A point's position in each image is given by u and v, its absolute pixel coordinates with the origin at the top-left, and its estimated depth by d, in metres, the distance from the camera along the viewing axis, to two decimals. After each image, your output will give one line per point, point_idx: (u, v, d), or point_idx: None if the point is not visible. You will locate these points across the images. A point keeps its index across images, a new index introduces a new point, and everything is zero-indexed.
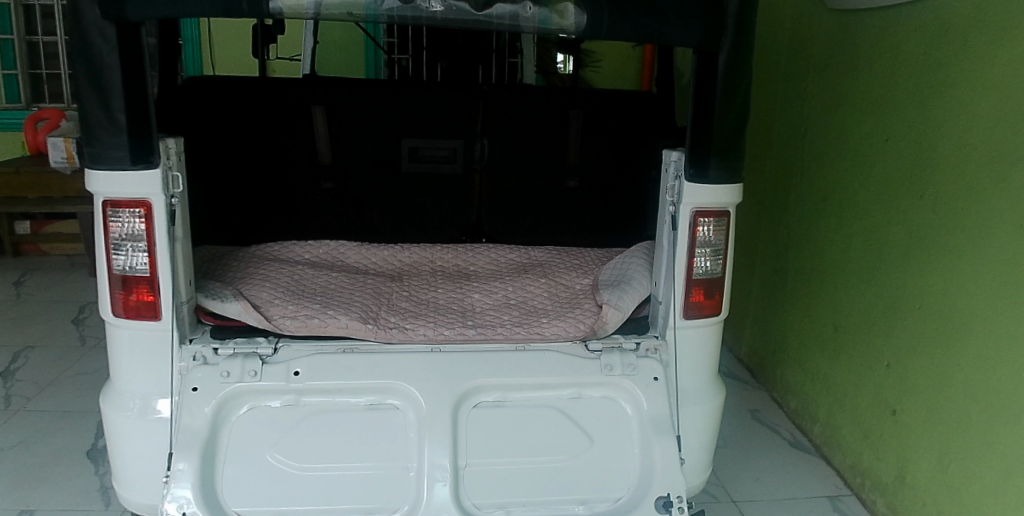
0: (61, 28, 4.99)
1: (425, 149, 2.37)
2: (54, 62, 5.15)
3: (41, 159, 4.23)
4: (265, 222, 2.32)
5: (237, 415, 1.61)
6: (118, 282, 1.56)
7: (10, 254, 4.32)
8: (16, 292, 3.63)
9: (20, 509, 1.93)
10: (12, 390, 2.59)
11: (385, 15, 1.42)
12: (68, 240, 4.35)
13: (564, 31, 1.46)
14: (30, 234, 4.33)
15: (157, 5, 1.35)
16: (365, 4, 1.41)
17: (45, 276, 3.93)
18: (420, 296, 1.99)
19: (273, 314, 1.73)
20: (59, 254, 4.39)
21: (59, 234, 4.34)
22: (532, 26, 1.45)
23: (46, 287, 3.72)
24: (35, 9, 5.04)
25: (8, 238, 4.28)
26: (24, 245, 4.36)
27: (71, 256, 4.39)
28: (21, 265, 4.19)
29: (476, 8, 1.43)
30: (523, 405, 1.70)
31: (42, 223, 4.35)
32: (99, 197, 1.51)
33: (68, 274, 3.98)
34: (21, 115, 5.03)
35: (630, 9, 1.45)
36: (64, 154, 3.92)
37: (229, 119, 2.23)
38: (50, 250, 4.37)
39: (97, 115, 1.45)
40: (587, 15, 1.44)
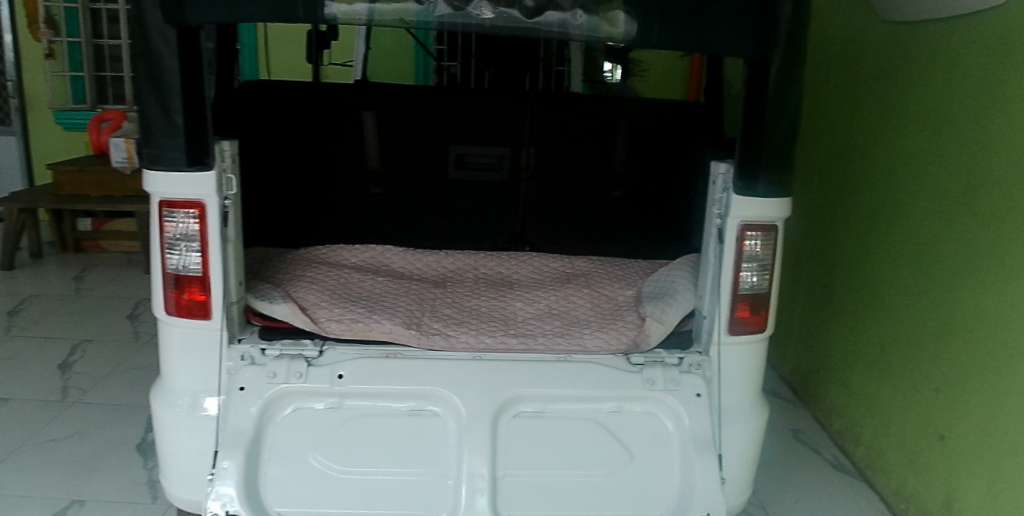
0: (126, 30, 5.12)
1: (471, 157, 2.38)
2: (117, 64, 5.26)
3: (105, 159, 4.35)
4: (312, 225, 2.30)
5: (282, 416, 1.62)
6: (171, 280, 1.58)
7: (72, 250, 4.42)
8: (75, 287, 3.74)
9: (73, 499, 1.98)
10: (68, 382, 2.65)
11: (435, 22, 1.42)
12: (126, 239, 4.41)
13: (614, 40, 1.45)
14: (90, 230, 4.45)
15: (215, 10, 1.39)
16: (417, 11, 1.42)
17: (104, 272, 4.03)
18: (463, 302, 1.98)
19: (319, 316, 1.75)
20: (118, 251, 4.47)
21: (118, 231, 4.43)
22: (581, 34, 1.45)
23: (104, 283, 3.82)
24: (101, 14, 5.16)
25: (71, 234, 4.40)
26: (85, 242, 4.45)
27: (129, 253, 4.48)
28: (82, 260, 4.30)
29: (527, 16, 1.44)
30: (563, 417, 1.69)
31: (101, 220, 4.48)
32: (156, 197, 1.54)
33: (124, 271, 4.08)
34: (85, 116, 5.18)
35: (683, 18, 1.43)
36: (124, 154, 4.04)
37: (283, 122, 2.27)
38: (109, 247, 4.46)
39: (157, 117, 1.49)
40: (638, 24, 1.43)
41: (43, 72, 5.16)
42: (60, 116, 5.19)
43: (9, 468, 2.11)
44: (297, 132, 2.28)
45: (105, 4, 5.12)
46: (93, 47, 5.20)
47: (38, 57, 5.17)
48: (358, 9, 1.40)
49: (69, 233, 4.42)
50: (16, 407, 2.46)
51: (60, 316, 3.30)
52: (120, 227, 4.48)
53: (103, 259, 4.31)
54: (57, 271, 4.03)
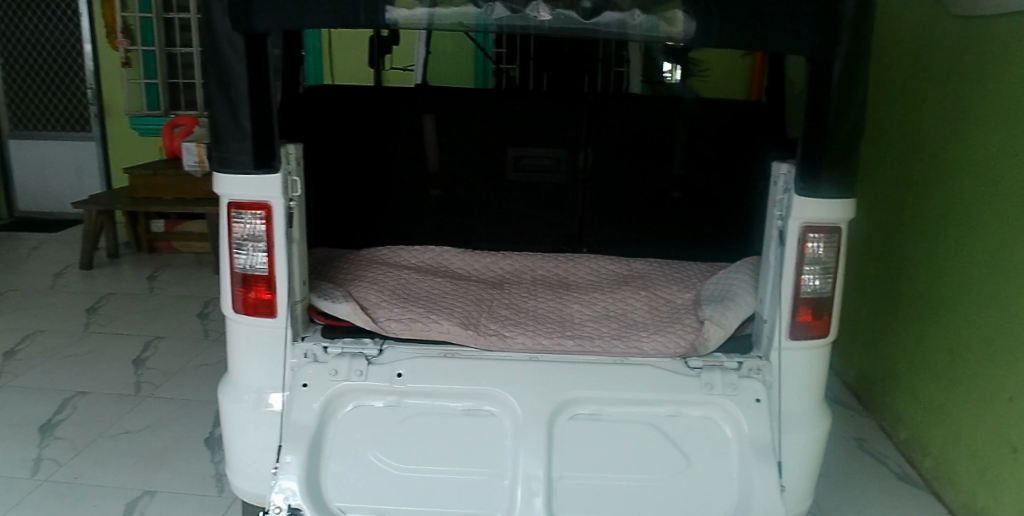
0: (197, 38, 5.29)
1: (530, 158, 2.39)
2: (189, 71, 5.43)
3: (177, 163, 4.51)
4: (372, 224, 2.35)
5: (343, 413, 1.66)
6: (239, 279, 1.63)
7: (146, 250, 4.62)
8: (148, 286, 3.89)
9: (145, 490, 2.07)
10: (142, 376, 2.77)
11: (494, 24, 1.45)
12: (197, 238, 4.58)
13: (672, 39, 1.44)
14: (164, 232, 4.62)
15: (281, 17, 1.44)
16: (476, 15, 1.44)
17: (176, 272, 4.19)
18: (519, 303, 1.99)
19: (379, 315, 1.78)
20: (190, 252, 4.62)
21: (190, 233, 4.59)
22: (640, 34, 1.44)
23: (176, 282, 3.97)
24: (174, 22, 5.34)
25: (145, 235, 4.59)
26: (158, 243, 4.64)
27: (200, 253, 4.61)
28: (155, 260, 4.47)
29: (584, 17, 1.44)
30: (619, 420, 1.68)
31: (174, 222, 4.62)
32: (224, 198, 1.60)
33: (195, 271, 4.22)
34: (158, 122, 5.38)
35: (743, 16, 1.41)
36: (195, 157, 4.16)
37: (345, 126, 2.32)
38: (181, 248, 4.63)
39: (226, 121, 1.54)
40: (697, 22, 1.41)
41: (121, 79, 5.36)
42: (137, 122, 5.40)
43: (88, 458, 2.22)
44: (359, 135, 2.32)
45: (178, 13, 5.28)
46: (166, 55, 5.37)
47: (117, 64, 5.38)
48: (418, 13, 1.43)
49: (144, 234, 4.61)
50: (94, 399, 2.58)
51: (135, 314, 3.44)
52: (192, 228, 4.62)
53: (175, 260, 4.47)
54: (132, 270, 4.20)
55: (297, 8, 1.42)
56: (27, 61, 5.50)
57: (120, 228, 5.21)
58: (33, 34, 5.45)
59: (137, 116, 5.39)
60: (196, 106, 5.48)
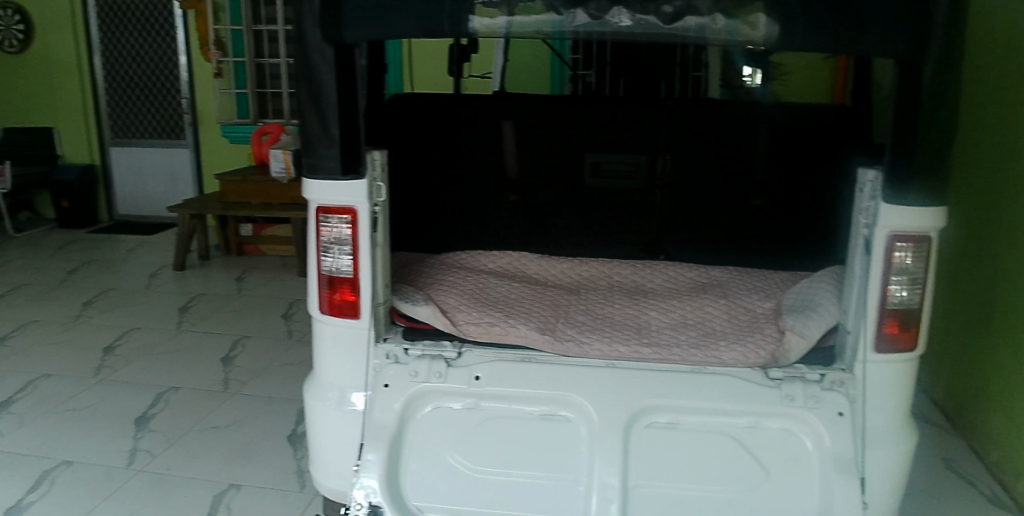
0: (284, 48, 5.45)
1: (607, 164, 2.39)
2: (276, 81, 5.59)
3: (265, 170, 4.67)
4: (450, 228, 2.38)
5: (422, 414, 1.68)
6: (325, 281, 1.68)
7: (235, 253, 4.80)
8: (235, 287, 4.06)
9: (232, 483, 2.15)
10: (231, 373, 2.88)
11: (572, 31, 1.45)
12: (282, 242, 4.75)
13: (753, 43, 1.42)
14: (252, 235, 4.79)
15: (369, 29, 1.49)
16: (554, 22, 1.45)
17: (262, 274, 4.34)
18: (596, 310, 1.97)
19: (458, 318, 1.80)
20: (276, 255, 4.79)
21: (276, 236, 4.76)
22: (721, 38, 1.42)
23: (262, 284, 4.12)
24: (263, 33, 5.52)
25: (235, 238, 4.78)
26: (246, 246, 4.82)
27: (285, 256, 4.78)
28: (242, 262, 4.65)
29: (665, 22, 1.43)
30: (697, 430, 1.65)
31: (262, 225, 4.79)
32: (313, 203, 1.65)
33: (279, 273, 4.37)
34: (247, 130, 5.59)
35: (828, 19, 1.38)
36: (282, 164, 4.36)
37: (426, 134, 2.37)
38: (268, 251, 4.80)
39: (316, 129, 1.60)
40: (780, 25, 1.39)
41: (213, 89, 5.61)
42: (227, 130, 5.62)
43: (180, 450, 2.32)
44: (440, 141, 2.36)
45: (267, 25, 5.47)
46: (255, 66, 5.56)
47: (209, 76, 5.65)
48: (499, 21, 1.46)
49: (233, 238, 4.79)
50: (186, 394, 2.70)
51: (223, 313, 3.58)
52: (278, 232, 4.79)
53: (261, 263, 4.64)
54: (221, 272, 4.39)
55: (385, 19, 1.48)
56: (126, 73, 5.81)
57: (210, 231, 5.44)
58: (132, 47, 5.76)
59: (228, 125, 5.61)
60: (282, 114, 5.65)
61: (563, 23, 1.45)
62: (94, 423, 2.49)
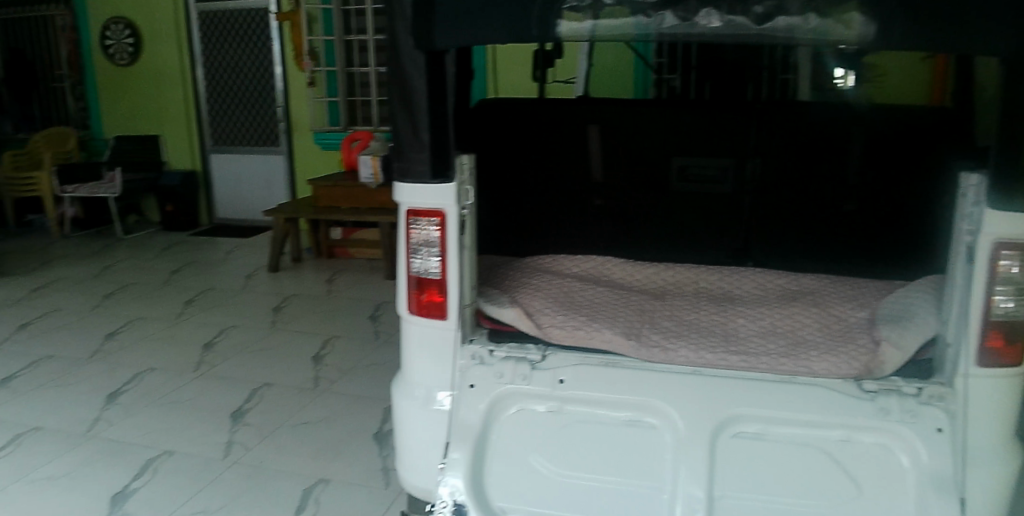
0: (373, 57, 5.59)
1: (694, 168, 2.42)
2: (365, 90, 5.74)
3: (354, 176, 4.81)
4: (535, 231, 2.38)
5: (507, 415, 1.70)
6: (414, 282, 1.73)
7: (325, 256, 4.95)
8: (326, 288, 4.20)
9: (320, 477, 2.23)
10: (321, 372, 2.98)
11: (655, 33, 1.47)
12: (369, 246, 4.88)
13: (847, 42, 1.36)
14: (341, 239, 4.96)
15: (459, 36, 1.53)
16: (637, 25, 1.47)
17: (350, 277, 4.48)
18: (682, 316, 1.94)
19: (542, 321, 1.81)
20: (363, 258, 4.93)
21: (364, 240, 4.89)
22: (810, 38, 1.39)
23: (351, 286, 4.26)
24: (353, 43, 5.67)
25: (325, 242, 4.94)
26: (336, 249, 4.97)
27: (372, 260, 4.91)
28: (331, 265, 4.80)
29: (755, 22, 1.41)
30: (786, 441, 1.59)
31: (351, 229, 4.96)
32: (403, 206, 1.70)
33: (366, 276, 4.50)
34: (336, 137, 5.77)
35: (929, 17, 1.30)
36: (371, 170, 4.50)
37: (512, 138, 2.37)
38: (355, 254, 4.93)
39: (407, 133, 1.65)
40: (877, 24, 1.33)
41: (307, 98, 5.84)
42: (319, 137, 5.81)
43: (272, 444, 2.42)
44: (527, 145, 2.37)
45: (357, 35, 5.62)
46: (346, 75, 5.72)
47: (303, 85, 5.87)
48: (584, 25, 1.49)
49: (324, 241, 4.95)
50: (278, 391, 2.81)
51: (315, 314, 3.72)
52: (366, 236, 4.92)
53: (349, 266, 4.78)
54: (311, 274, 4.54)
55: (475, 25, 1.52)
56: (226, 84, 6.12)
57: (302, 234, 5.64)
58: (229, 59, 6.05)
59: (320, 133, 5.80)
60: (369, 122, 5.80)
61: (650, 25, 1.47)
62: (194, 415, 2.63)
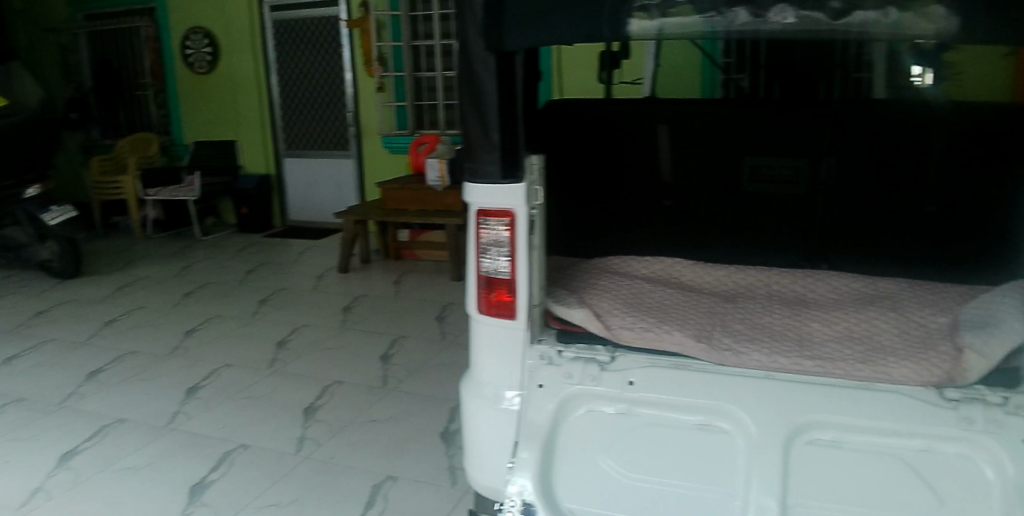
0: (439, 62, 5.66)
1: (766, 168, 2.32)
2: (432, 94, 5.82)
3: (420, 179, 4.87)
4: (605, 233, 2.39)
5: (575, 415, 1.69)
6: (483, 282, 1.74)
7: (394, 257, 5.04)
8: (394, 289, 4.28)
9: (389, 474, 2.27)
10: (389, 371, 3.03)
11: (723, 32, 1.43)
12: (436, 248, 4.93)
13: (926, 35, 1.32)
14: (408, 240, 5.01)
15: (530, 37, 1.54)
16: (706, 25, 1.44)
17: (417, 278, 4.54)
18: (754, 319, 1.89)
19: (612, 323, 1.77)
20: (430, 260, 4.98)
21: (431, 242, 4.95)
22: (888, 32, 1.34)
23: (418, 287, 4.33)
24: (421, 49, 5.76)
25: (393, 244, 5.01)
26: (404, 251, 5.05)
27: (439, 262, 4.96)
28: (399, 267, 4.88)
29: (831, 18, 1.37)
30: (863, 450, 1.52)
31: (417, 232, 4.99)
32: (474, 206, 1.72)
33: (433, 278, 4.55)
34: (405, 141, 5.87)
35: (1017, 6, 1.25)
36: (438, 173, 4.56)
37: (580, 139, 2.40)
38: (422, 256, 5.00)
39: (478, 134, 1.67)
40: (960, 19, 1.29)
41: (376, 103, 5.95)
42: (390, 141, 5.94)
43: (341, 441, 2.47)
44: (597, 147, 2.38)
45: (424, 40, 5.71)
46: (413, 80, 5.81)
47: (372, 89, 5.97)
48: (651, 25, 1.49)
49: (392, 243, 5.03)
50: (348, 389, 2.87)
51: (384, 314, 3.79)
52: (432, 238, 4.96)
53: (416, 268, 4.84)
54: (379, 275, 4.63)
55: (544, 25, 1.53)
56: (299, 90, 6.31)
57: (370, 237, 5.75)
58: (301, 67, 6.24)
59: (390, 137, 5.91)
60: (435, 126, 5.87)
61: (719, 23, 1.43)
62: (268, 410, 2.71)
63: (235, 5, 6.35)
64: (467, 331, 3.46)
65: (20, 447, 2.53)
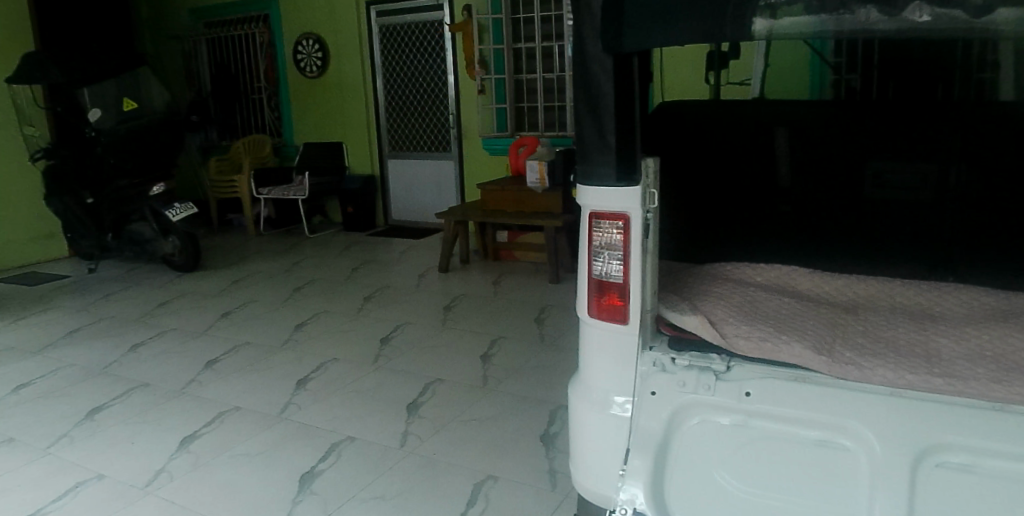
0: (539, 65, 5.70)
1: (892, 174, 2.21)
2: (533, 96, 5.87)
3: (519, 181, 4.90)
4: (719, 239, 2.28)
5: (688, 425, 1.64)
6: (595, 286, 1.73)
7: (492, 258, 5.09)
8: (493, 289, 4.33)
9: (489, 474, 2.28)
10: (488, 371, 3.06)
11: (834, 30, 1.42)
12: (534, 250, 4.93)
13: None
14: (507, 241, 5.04)
15: (652, 36, 1.51)
16: (816, 23, 1.42)
17: (515, 280, 4.57)
18: (877, 333, 1.78)
19: (727, 331, 1.72)
20: (527, 261, 5.00)
21: (529, 244, 4.96)
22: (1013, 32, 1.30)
23: (516, 288, 4.36)
24: (522, 51, 5.83)
25: (492, 245, 5.06)
26: (502, 252, 5.09)
27: (536, 263, 4.97)
28: (497, 268, 4.92)
29: (972, 16, 1.32)
30: (1000, 476, 1.39)
31: (516, 233, 5.01)
32: (587, 209, 1.71)
33: (531, 280, 4.56)
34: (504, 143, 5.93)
35: None
36: (537, 175, 4.54)
37: (695, 142, 2.32)
38: (521, 257, 5.03)
39: (593, 136, 1.66)
40: None
41: (477, 106, 6.02)
42: (488, 143, 6.00)
43: (443, 437, 2.52)
44: (713, 149, 2.31)
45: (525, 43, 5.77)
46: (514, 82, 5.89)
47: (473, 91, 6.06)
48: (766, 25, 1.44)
49: (491, 243, 5.08)
50: (449, 387, 2.92)
51: (483, 314, 3.83)
52: (530, 240, 4.97)
53: (514, 269, 4.87)
54: (478, 276, 4.68)
55: (665, 25, 1.50)
56: (403, 92, 6.47)
57: (471, 238, 5.83)
58: (403, 70, 6.42)
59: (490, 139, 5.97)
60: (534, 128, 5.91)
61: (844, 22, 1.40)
62: (372, 405, 2.78)
63: (344, 10, 6.56)
64: (565, 334, 3.45)
65: (146, 428, 2.70)
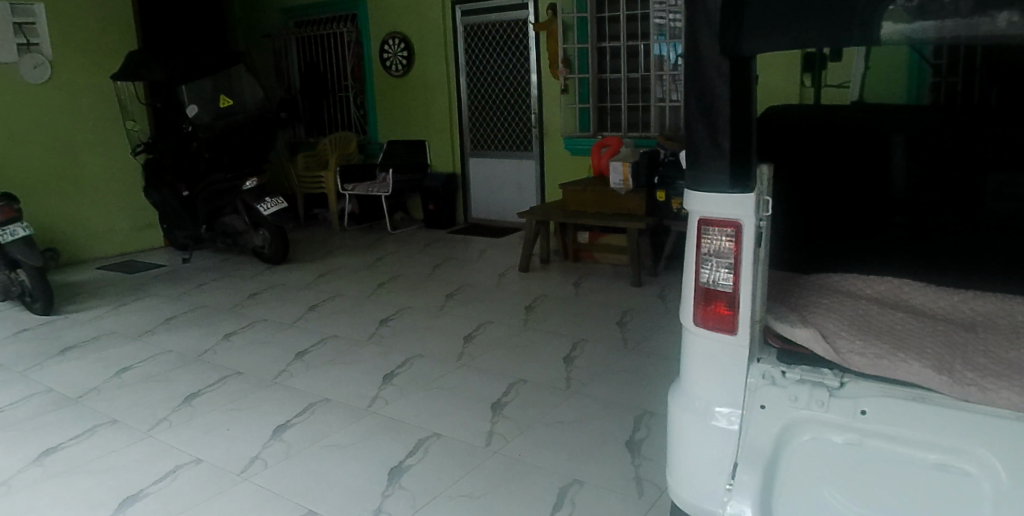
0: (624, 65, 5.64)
1: (1016, 186, 2.14)
2: (616, 96, 5.82)
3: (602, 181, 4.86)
4: (834, 250, 2.20)
5: (797, 440, 1.58)
6: (700, 293, 1.69)
7: (572, 259, 5.08)
8: (573, 290, 4.32)
9: (575, 478, 2.27)
10: (572, 373, 3.05)
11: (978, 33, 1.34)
12: (617, 252, 4.92)
13: None
14: (588, 242, 5.01)
15: (775, 41, 1.48)
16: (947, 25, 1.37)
17: (597, 281, 4.55)
18: (1001, 353, 1.67)
19: (840, 345, 1.65)
20: (608, 263, 4.97)
21: (610, 245, 4.94)
22: None
23: (600, 289, 4.34)
24: (606, 51, 5.79)
25: (572, 246, 5.04)
26: (582, 252, 5.07)
27: (617, 265, 4.94)
28: (576, 269, 4.90)
29: None
30: None
31: (597, 234, 4.96)
32: (695, 215, 1.67)
33: (611, 282, 4.53)
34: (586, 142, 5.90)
35: None
36: (620, 176, 4.52)
37: (804, 150, 2.26)
38: (602, 258, 5.00)
39: (705, 142, 1.62)
40: None
41: (561, 104, 6.03)
42: (571, 142, 5.99)
43: (529, 439, 2.52)
44: (824, 157, 2.24)
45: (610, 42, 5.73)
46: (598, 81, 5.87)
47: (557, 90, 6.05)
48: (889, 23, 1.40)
49: (572, 244, 5.06)
50: (532, 388, 2.91)
51: (563, 315, 3.82)
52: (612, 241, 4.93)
53: (595, 271, 4.84)
54: (559, 276, 4.68)
55: (788, 29, 1.47)
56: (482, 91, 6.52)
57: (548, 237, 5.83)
58: (484, 68, 6.46)
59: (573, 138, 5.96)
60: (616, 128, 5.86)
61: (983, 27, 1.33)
62: (457, 403, 2.80)
63: (427, 9, 6.66)
64: (649, 340, 3.40)
65: (240, 416, 2.79)
